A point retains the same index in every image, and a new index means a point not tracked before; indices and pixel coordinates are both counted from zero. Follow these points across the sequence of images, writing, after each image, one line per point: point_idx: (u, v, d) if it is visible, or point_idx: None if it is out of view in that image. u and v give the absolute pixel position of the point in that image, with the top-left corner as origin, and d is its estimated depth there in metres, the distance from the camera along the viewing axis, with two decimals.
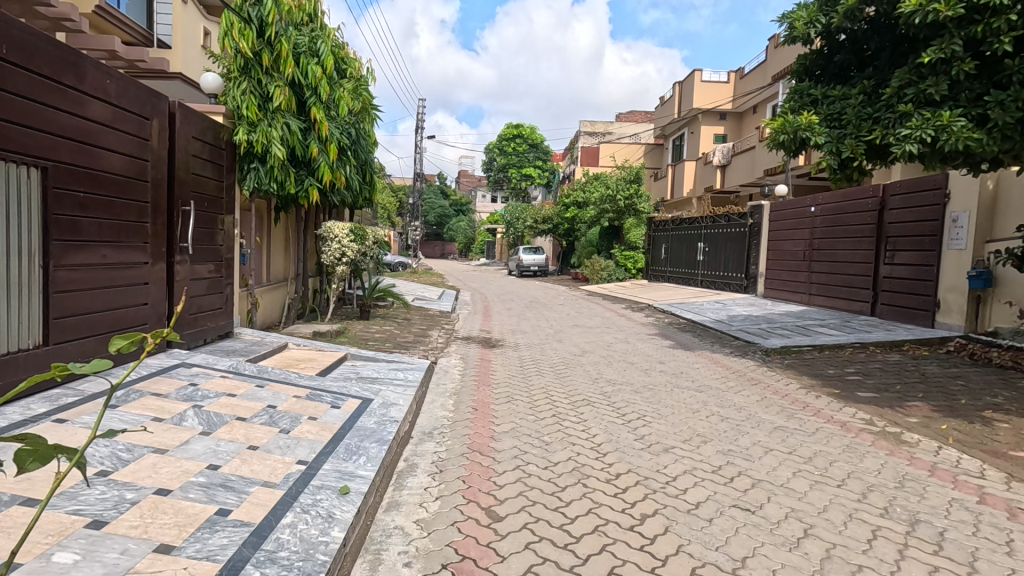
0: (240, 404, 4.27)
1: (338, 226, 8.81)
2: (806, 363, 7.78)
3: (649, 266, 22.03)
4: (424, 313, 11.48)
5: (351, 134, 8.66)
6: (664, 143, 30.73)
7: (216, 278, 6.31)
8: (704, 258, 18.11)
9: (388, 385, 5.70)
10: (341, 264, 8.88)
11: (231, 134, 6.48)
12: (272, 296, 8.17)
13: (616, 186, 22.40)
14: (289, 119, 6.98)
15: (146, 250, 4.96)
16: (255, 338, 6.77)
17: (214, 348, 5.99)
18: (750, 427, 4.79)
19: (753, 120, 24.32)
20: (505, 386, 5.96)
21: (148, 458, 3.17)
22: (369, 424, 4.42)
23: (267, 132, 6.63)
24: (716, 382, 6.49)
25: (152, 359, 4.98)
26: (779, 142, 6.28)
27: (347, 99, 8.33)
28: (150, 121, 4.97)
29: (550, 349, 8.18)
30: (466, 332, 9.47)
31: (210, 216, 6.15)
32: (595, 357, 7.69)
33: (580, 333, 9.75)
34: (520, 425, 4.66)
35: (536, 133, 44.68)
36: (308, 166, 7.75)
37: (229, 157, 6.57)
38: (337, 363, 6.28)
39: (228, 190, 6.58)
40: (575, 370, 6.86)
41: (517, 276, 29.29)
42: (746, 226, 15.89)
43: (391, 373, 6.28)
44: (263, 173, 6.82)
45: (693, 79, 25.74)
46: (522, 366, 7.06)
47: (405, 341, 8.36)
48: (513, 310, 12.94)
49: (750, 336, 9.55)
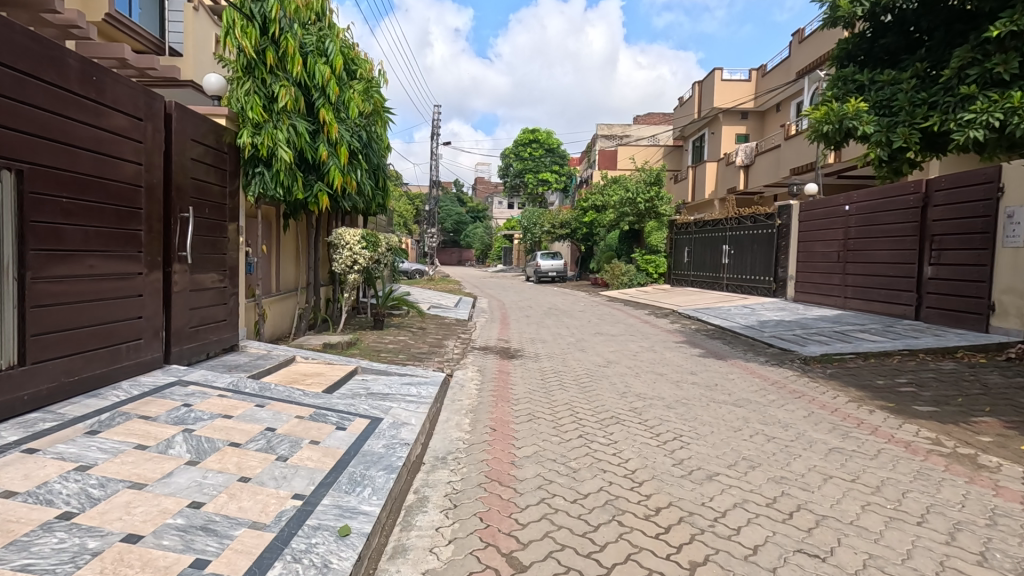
0: (235, 428, 3.88)
1: (350, 232, 8.44)
2: (851, 373, 7.19)
3: (671, 271, 21.41)
4: (440, 321, 11.08)
5: (362, 138, 8.34)
6: (684, 145, 30.10)
7: (219, 289, 5.98)
8: (729, 261, 17.46)
9: (400, 402, 5.28)
10: (353, 272, 8.52)
11: (234, 137, 6.18)
12: (281, 306, 7.85)
13: (635, 188, 21.88)
14: (295, 120, 6.67)
15: (140, 259, 4.62)
16: (262, 352, 6.43)
17: (216, 363, 5.64)
18: (802, 450, 4.26)
19: (776, 118, 23.64)
20: (526, 401, 5.51)
21: (122, 496, 2.79)
22: (376, 448, 4.00)
23: (272, 134, 6.31)
24: (755, 395, 5.95)
25: (145, 377, 4.63)
26: (821, 133, 5.66)
27: (358, 101, 8.01)
28: (143, 122, 4.65)
29: (572, 360, 7.70)
30: (483, 342, 9.03)
31: (213, 224, 5.83)
32: (621, 368, 7.20)
33: (603, 342, 9.25)
34: (544, 448, 4.20)
35: (552, 137, 44.27)
36: (317, 170, 7.42)
37: (233, 161, 6.25)
38: (346, 378, 5.90)
39: (232, 196, 6.26)
40: (600, 382, 6.38)
41: (535, 282, 28.82)
42: (773, 227, 15.24)
43: (403, 388, 5.87)
44: (268, 177, 6.49)
45: (713, 78, 25.11)
46: (543, 378, 6.60)
47: (420, 352, 7.94)
48: (531, 317, 12.50)
49: (785, 343, 8.97)
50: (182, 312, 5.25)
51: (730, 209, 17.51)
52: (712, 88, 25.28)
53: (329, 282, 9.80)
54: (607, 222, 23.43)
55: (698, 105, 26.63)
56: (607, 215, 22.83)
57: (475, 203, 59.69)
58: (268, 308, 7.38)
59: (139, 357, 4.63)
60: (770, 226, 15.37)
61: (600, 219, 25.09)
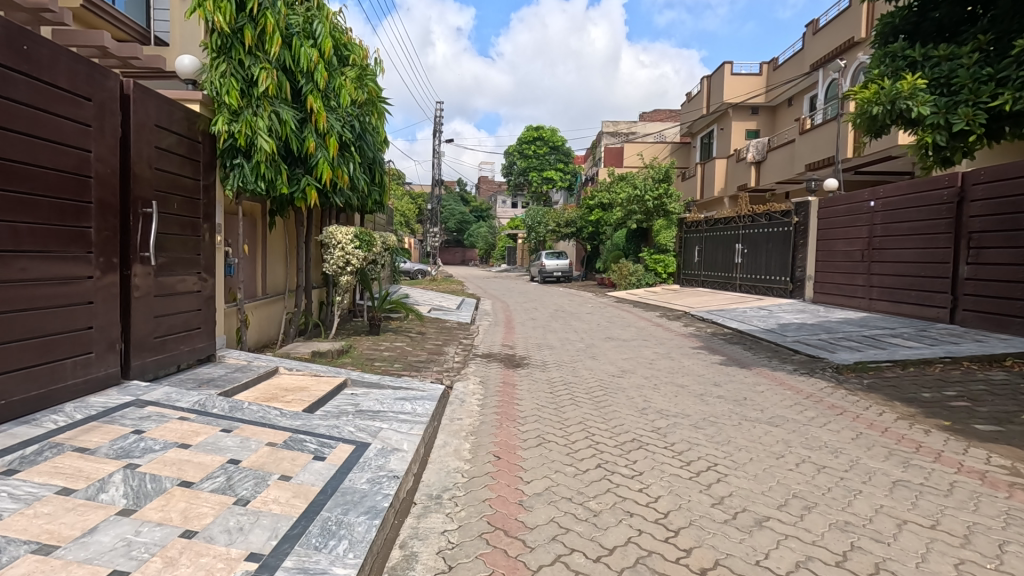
0: (190, 462, 3.26)
1: (342, 230, 7.77)
2: (892, 384, 6.51)
3: (681, 270, 20.74)
4: (441, 326, 10.42)
5: (356, 128, 7.73)
6: (692, 142, 29.42)
7: (192, 293, 5.38)
8: (743, 260, 16.78)
9: (391, 422, 4.65)
10: (347, 274, 7.85)
11: (209, 124, 5.57)
12: (266, 311, 7.24)
13: (643, 185, 21.21)
14: (278, 107, 6.05)
15: (92, 261, 4.02)
16: (241, 362, 5.81)
17: (186, 377, 5.02)
18: (862, 485, 3.61)
19: (788, 113, 22.98)
20: (534, 421, 4.86)
21: (21, 566, 2.17)
22: (358, 485, 3.37)
23: (250, 121, 5.69)
24: (792, 412, 5.29)
25: (96, 398, 4.01)
26: (869, 116, 4.95)
27: (349, 88, 7.39)
28: (93, 103, 4.06)
29: (583, 370, 7.06)
30: (486, 349, 8.38)
31: (184, 221, 5.22)
32: (638, 380, 6.55)
33: (616, 348, 8.59)
34: (558, 482, 3.56)
35: (557, 135, 43.58)
36: (304, 163, 6.82)
37: (207, 151, 5.64)
38: (333, 393, 5.28)
39: (207, 190, 5.66)
40: (616, 397, 5.72)
41: (540, 282, 28.16)
42: (790, 225, 14.55)
43: (397, 404, 5.25)
44: (248, 169, 5.87)
45: (723, 72, 24.40)
46: (552, 391, 5.95)
47: (418, 360, 7.29)
48: (537, 320, 11.85)
49: (813, 349, 8.30)
50: (144, 319, 4.64)
51: (744, 207, 16.83)
52: (722, 82, 24.57)
53: (321, 285, 9.18)
54: (614, 220, 22.76)
55: (707, 100, 25.91)
56: (614, 213, 22.14)
57: (478, 202, 59.06)
58: (251, 313, 6.76)
59: (89, 374, 4.02)
60: (787, 223, 14.67)
61: (607, 218, 24.43)
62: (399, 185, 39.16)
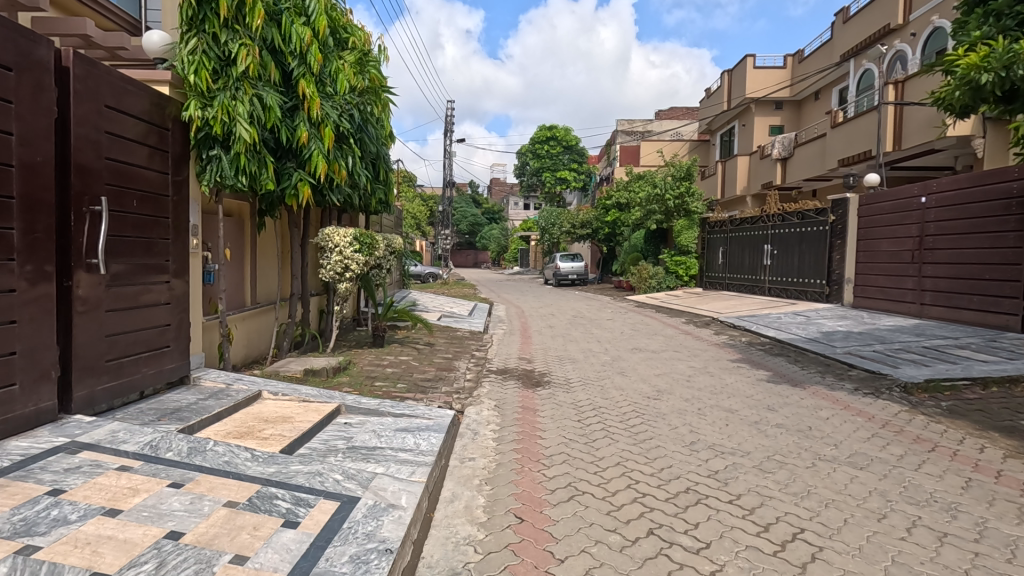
0: (111, 541, 2.45)
1: (340, 231, 6.92)
2: (980, 409, 5.51)
3: (703, 273, 19.73)
4: (452, 336, 9.56)
5: (356, 118, 6.94)
6: (711, 139, 28.37)
7: (160, 307, 4.58)
8: (772, 262, 15.78)
9: (388, 466, 3.80)
10: (345, 280, 7.02)
11: (180, 110, 4.79)
12: (254, 322, 6.49)
13: (663, 184, 20.23)
14: (262, 90, 5.24)
15: (16, 270, 3.26)
16: (219, 386, 5.00)
17: (146, 407, 4.22)
18: (1010, 567, 2.70)
19: (815, 107, 21.91)
20: (563, 462, 3.98)
21: None
22: (338, 567, 2.53)
23: (228, 105, 4.88)
24: (874, 449, 4.34)
25: (19, 441, 3.23)
26: (977, 84, 4.03)
27: (348, 73, 6.62)
28: (17, 75, 3.28)
29: (613, 389, 6.18)
30: (501, 363, 7.50)
31: (147, 221, 4.42)
32: (679, 402, 5.64)
33: (646, 362, 7.67)
34: (604, 563, 2.68)
35: (570, 134, 42.67)
36: (296, 156, 6.05)
37: (178, 140, 4.84)
38: (321, 425, 4.45)
39: (180, 187, 4.87)
40: (657, 427, 4.81)
41: (554, 285, 27.27)
42: (825, 224, 13.55)
43: (397, 438, 4.41)
44: (226, 161, 5.05)
45: (745, 65, 23.39)
46: (580, 419, 5.06)
47: (424, 379, 6.41)
48: (555, 328, 10.97)
49: (870, 363, 7.32)
50: (92, 340, 3.85)
51: (774, 205, 15.82)
52: (744, 76, 23.56)
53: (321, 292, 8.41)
54: (632, 220, 21.82)
55: (728, 95, 24.87)
56: (633, 213, 21.20)
57: (491, 204, 58.35)
58: (236, 326, 5.98)
59: (9, 412, 3.24)
60: (822, 222, 13.64)
61: (625, 219, 23.52)
62: (411, 186, 38.54)
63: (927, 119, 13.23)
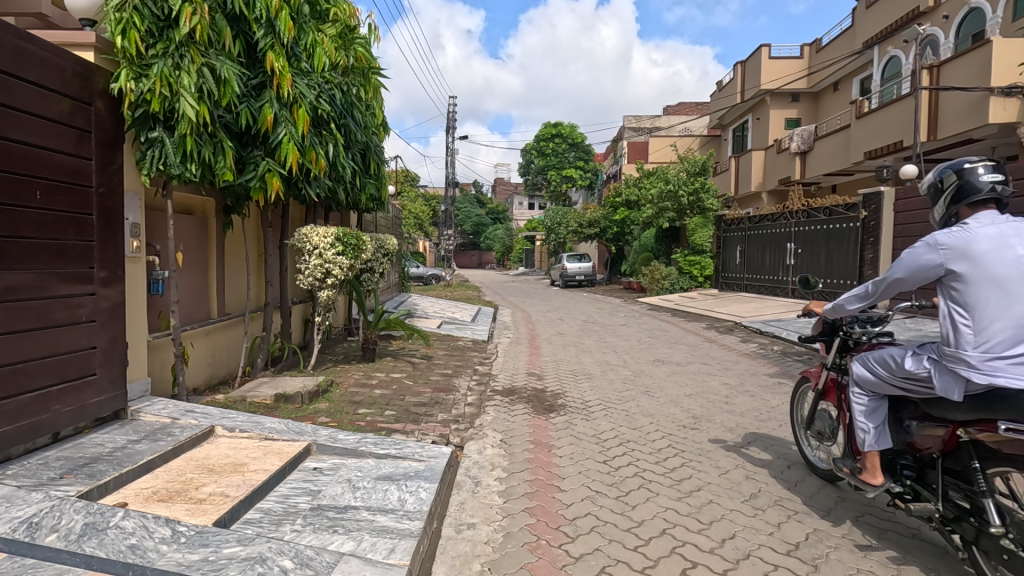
0: None
1: (321, 229, 5.90)
2: None
3: (719, 273, 18.73)
4: (452, 347, 8.61)
5: (337, 100, 6.03)
6: (723, 134, 27.35)
7: (80, 326, 3.66)
8: (796, 261, 14.78)
9: (360, 542, 2.84)
10: (327, 288, 6.05)
11: (109, 82, 3.88)
12: (217, 338, 5.59)
13: (677, 179, 19.25)
14: (215, 60, 4.33)
15: None
16: (161, 422, 4.04)
17: (56, 455, 3.31)
18: None
19: (834, 99, 20.91)
20: (593, 531, 3.02)
21: None
22: None
23: (169, 76, 3.97)
24: None
25: None
26: None
27: (327, 47, 5.71)
28: None
29: (641, 416, 5.22)
30: (507, 381, 6.55)
31: (59, 218, 3.50)
32: (722, 434, 4.68)
33: (673, 379, 6.71)
34: None
35: (576, 131, 41.67)
36: (263, 143, 5.18)
37: (107, 118, 3.91)
38: (279, 477, 3.50)
39: (113, 176, 3.95)
40: (703, 472, 3.86)
41: (561, 286, 26.34)
42: (856, 220, 12.54)
43: (376, 493, 3.46)
44: (170, 146, 4.12)
45: (760, 56, 22.41)
46: (607, 460, 4.10)
47: (418, 403, 5.47)
48: (567, 336, 10.02)
49: None
50: None
51: (797, 201, 14.81)
52: (758, 67, 22.56)
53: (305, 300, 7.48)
54: (643, 219, 20.84)
55: (742, 86, 23.85)
56: (644, 211, 20.22)
57: (495, 204, 57.42)
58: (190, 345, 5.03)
59: None
60: (852, 219, 12.64)
61: (635, 217, 22.55)
62: (413, 186, 37.71)
63: (965, 105, 12.22)
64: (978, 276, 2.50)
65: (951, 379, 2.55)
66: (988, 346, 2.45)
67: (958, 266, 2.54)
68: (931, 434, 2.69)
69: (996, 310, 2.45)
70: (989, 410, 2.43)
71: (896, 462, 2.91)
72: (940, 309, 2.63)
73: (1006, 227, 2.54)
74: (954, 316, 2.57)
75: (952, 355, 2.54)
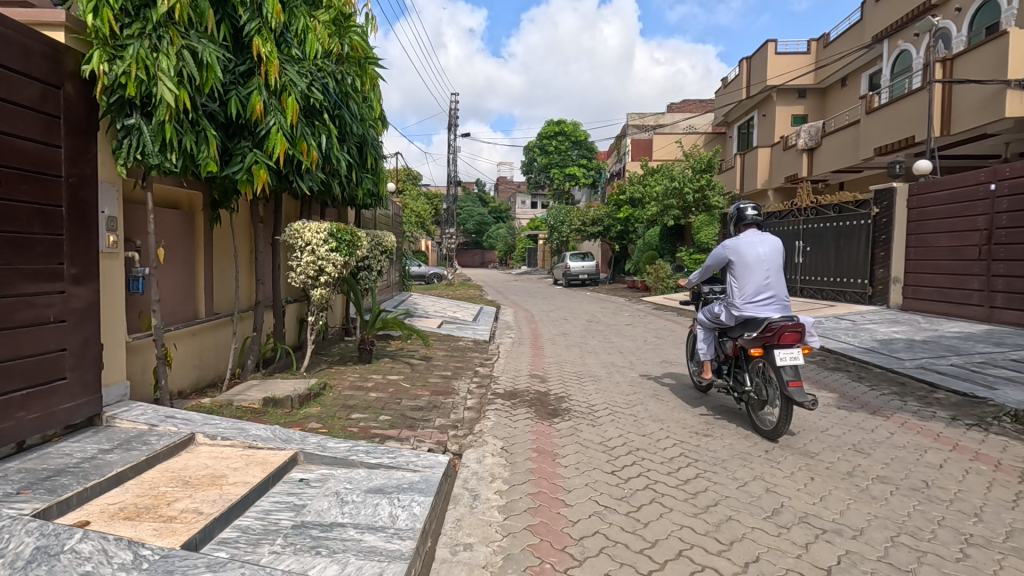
0: None
1: (314, 224, 5.63)
2: None
3: None
4: (453, 348, 8.33)
5: (331, 90, 5.78)
6: (728, 132, 27.01)
7: (46, 326, 3.40)
8: (805, 260, 14.48)
9: (344, 568, 2.57)
10: (319, 287, 5.79)
11: (80, 66, 3.61)
12: (204, 339, 5.34)
13: (682, 176, 18.93)
14: (196, 41, 4.05)
15: None
16: (138, 429, 3.77)
17: (17, 467, 3.04)
18: None
19: (842, 95, 20.57)
20: (602, 553, 2.74)
21: None
22: None
23: (146, 59, 3.71)
24: None
25: None
26: None
27: (320, 33, 5.44)
28: None
29: (650, 421, 4.93)
30: (509, 384, 6.28)
31: (23, 211, 3.24)
32: (737, 441, 4.40)
33: (682, 382, 6.43)
34: None
35: (579, 129, 41.36)
36: (252, 134, 4.94)
37: (79, 103, 3.64)
38: (260, 490, 3.22)
39: (85, 166, 3.70)
40: (720, 485, 3.58)
41: (564, 285, 26.03)
42: (867, 217, 12.23)
43: (366, 508, 3.19)
44: (148, 133, 3.85)
45: (766, 51, 22.07)
46: (615, 471, 3.82)
47: (415, 407, 5.20)
48: (570, 337, 9.73)
49: (958, 383, 6.02)
50: None
51: (805, 198, 14.42)
52: (765, 62, 22.23)
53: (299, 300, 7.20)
54: (647, 217, 20.54)
55: (748, 83, 23.52)
56: (649, 209, 19.90)
57: (497, 203, 57.11)
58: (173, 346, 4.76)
59: None
60: (864, 215, 12.32)
61: (639, 215, 22.23)
62: (415, 184, 37.40)
63: (979, 99, 11.89)
64: (742, 261, 4.67)
65: (731, 315, 4.77)
66: (745, 296, 4.63)
67: (734, 256, 4.72)
68: (731, 346, 4.88)
69: (748, 277, 4.63)
70: (745, 328, 4.57)
71: (724, 366, 5.14)
72: (727, 280, 4.83)
73: (756, 237, 4.73)
74: (733, 282, 4.75)
75: (730, 304, 4.73)
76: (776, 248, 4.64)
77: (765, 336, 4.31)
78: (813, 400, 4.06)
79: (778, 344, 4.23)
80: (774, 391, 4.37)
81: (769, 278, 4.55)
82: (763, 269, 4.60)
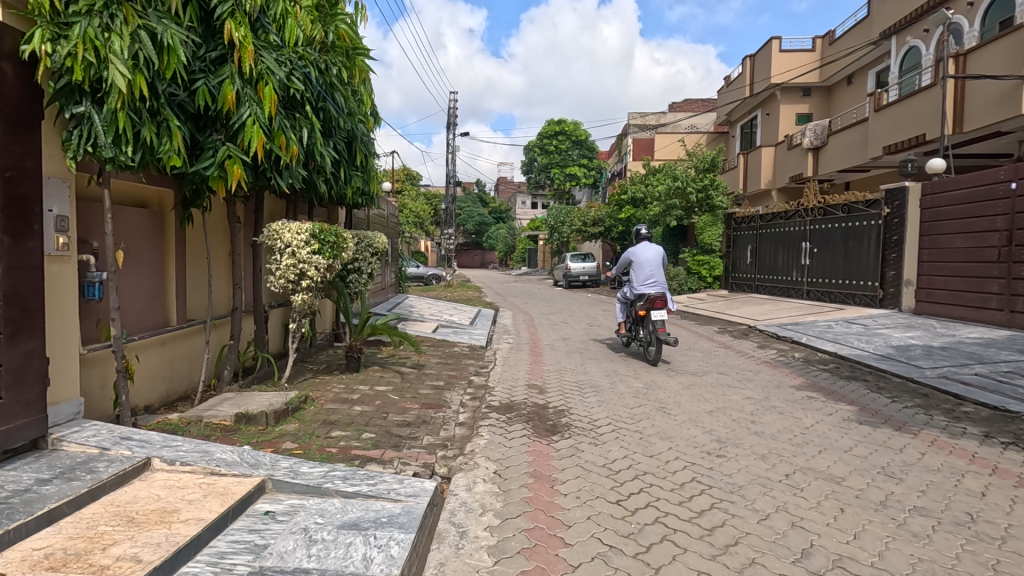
0: None
1: (294, 224, 5.21)
2: None
3: (729, 273, 18.02)
4: (447, 355, 7.94)
5: (313, 80, 5.39)
6: (731, 131, 26.61)
7: None
8: (812, 261, 14.06)
9: None
10: (300, 292, 5.39)
11: (20, 46, 3.22)
12: (175, 348, 4.96)
13: (685, 176, 18.52)
14: (155, 22, 3.66)
15: None
16: (87, 454, 3.37)
17: None
18: None
19: (848, 93, 20.18)
20: None
21: None
22: None
23: (95, 39, 3.32)
24: None
25: None
26: None
27: (301, 19, 5.06)
28: None
29: (656, 439, 4.53)
30: (505, 395, 5.88)
31: None
32: (754, 463, 3.99)
33: (690, 393, 6.04)
34: None
35: (580, 129, 41.00)
36: (225, 126, 4.55)
37: (20, 89, 3.26)
38: (216, 529, 2.82)
39: (27, 160, 3.31)
40: (739, 518, 3.18)
41: (564, 287, 25.63)
42: (878, 217, 11.82)
43: (337, 548, 2.78)
44: (100, 123, 3.45)
45: (770, 48, 21.68)
46: (621, 499, 3.42)
47: (402, 423, 4.80)
48: (571, 342, 9.32)
49: (986, 396, 5.62)
50: None
51: (812, 198, 14.01)
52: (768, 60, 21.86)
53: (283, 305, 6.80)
54: (649, 217, 20.16)
55: (751, 81, 23.13)
56: (650, 209, 19.49)
57: (497, 203, 56.71)
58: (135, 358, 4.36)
59: None
60: (874, 216, 11.93)
61: (641, 215, 21.83)
62: (414, 184, 36.97)
63: (994, 95, 11.50)
64: (638, 260, 7.46)
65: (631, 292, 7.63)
66: (638, 281, 7.47)
67: (632, 256, 7.55)
68: (632, 310, 7.74)
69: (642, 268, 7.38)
70: (639, 300, 7.44)
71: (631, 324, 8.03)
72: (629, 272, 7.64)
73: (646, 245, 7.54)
74: (633, 272, 7.53)
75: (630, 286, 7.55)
76: (657, 251, 7.48)
77: (648, 303, 7.22)
78: (674, 337, 7.05)
79: (655, 308, 7.15)
80: (653, 336, 7.30)
81: (653, 269, 7.34)
82: (650, 263, 7.36)
